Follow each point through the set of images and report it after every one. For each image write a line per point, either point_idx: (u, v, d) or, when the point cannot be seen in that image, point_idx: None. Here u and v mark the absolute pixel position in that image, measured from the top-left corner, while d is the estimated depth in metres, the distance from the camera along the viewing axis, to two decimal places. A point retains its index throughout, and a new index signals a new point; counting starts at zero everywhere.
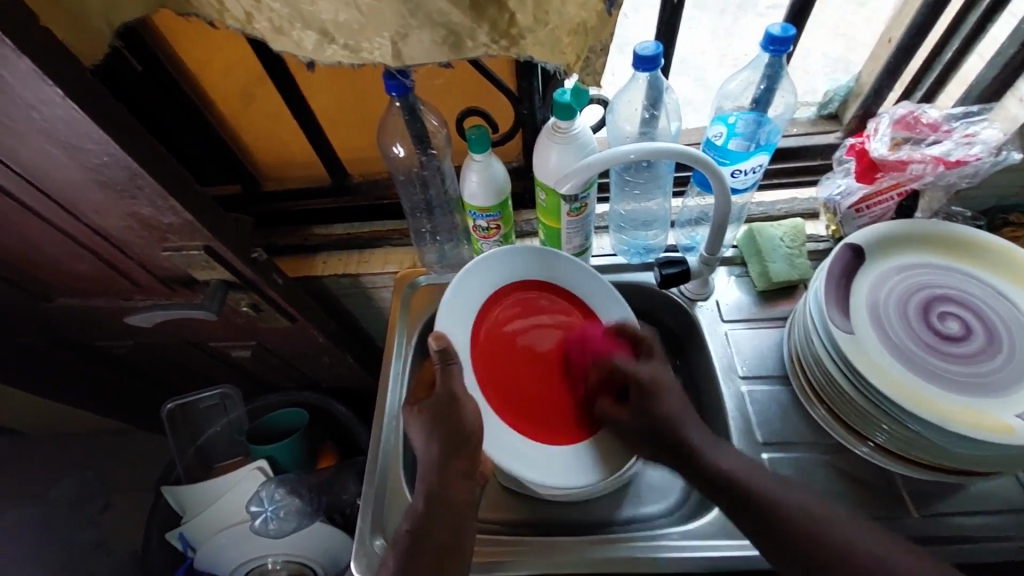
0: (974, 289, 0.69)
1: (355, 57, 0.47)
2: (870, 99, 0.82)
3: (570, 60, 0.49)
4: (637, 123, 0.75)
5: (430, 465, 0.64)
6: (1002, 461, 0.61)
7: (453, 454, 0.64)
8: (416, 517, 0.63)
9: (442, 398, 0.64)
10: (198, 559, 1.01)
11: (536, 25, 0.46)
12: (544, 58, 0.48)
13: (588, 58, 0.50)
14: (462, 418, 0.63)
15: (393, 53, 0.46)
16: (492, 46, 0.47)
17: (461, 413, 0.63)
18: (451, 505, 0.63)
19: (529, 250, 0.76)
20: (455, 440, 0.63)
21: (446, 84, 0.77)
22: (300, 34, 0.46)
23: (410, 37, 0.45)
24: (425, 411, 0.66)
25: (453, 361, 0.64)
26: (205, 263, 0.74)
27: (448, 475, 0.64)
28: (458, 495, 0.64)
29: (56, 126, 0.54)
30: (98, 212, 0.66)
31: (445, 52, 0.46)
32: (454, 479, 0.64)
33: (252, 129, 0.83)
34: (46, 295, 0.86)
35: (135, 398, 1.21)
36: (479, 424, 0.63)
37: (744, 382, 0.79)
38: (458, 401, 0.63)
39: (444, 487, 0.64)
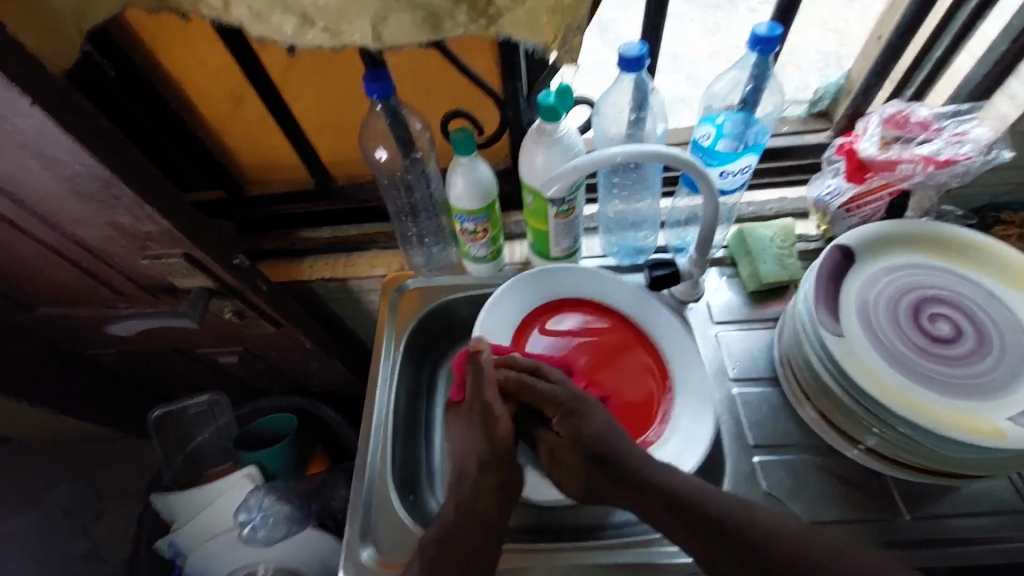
0: (965, 290, 0.68)
1: (336, 40, 0.48)
2: (860, 98, 0.81)
3: (548, 39, 0.49)
4: (623, 125, 0.74)
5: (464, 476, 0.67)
6: (992, 462, 0.60)
7: (489, 465, 0.67)
8: (445, 526, 0.64)
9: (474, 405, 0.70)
10: (188, 566, 1.00)
11: (513, 4, 0.47)
12: (525, 36, 0.49)
13: (566, 37, 0.49)
14: (496, 425, 0.68)
15: (374, 36, 0.47)
16: (471, 26, 0.48)
17: (495, 423, 0.68)
18: (475, 511, 0.64)
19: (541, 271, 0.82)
20: (494, 452, 0.67)
21: (429, 86, 0.75)
22: (280, 19, 0.46)
23: (389, 19, 0.47)
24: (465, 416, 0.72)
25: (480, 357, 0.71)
26: (186, 271, 0.73)
27: (480, 486, 0.66)
28: (487, 505, 0.65)
29: (27, 136, 0.53)
30: (76, 222, 0.65)
31: (425, 32, 0.48)
32: (484, 489, 0.66)
33: (234, 133, 0.82)
34: (28, 305, 0.85)
35: (123, 405, 1.19)
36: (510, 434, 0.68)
37: (735, 385, 0.78)
38: (491, 406, 0.69)
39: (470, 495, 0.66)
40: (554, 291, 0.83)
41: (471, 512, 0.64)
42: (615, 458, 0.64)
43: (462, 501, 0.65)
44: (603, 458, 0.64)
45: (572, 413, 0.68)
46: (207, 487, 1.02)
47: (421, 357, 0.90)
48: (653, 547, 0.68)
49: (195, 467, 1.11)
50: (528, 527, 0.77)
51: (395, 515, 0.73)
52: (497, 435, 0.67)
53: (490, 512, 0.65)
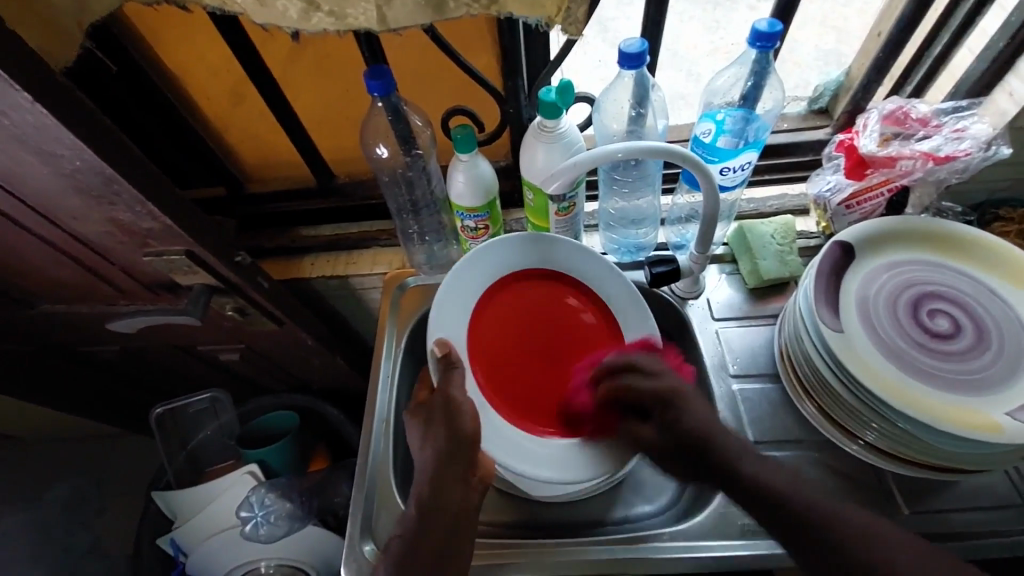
0: (965, 286, 0.69)
1: (340, 24, 0.48)
2: (859, 94, 0.81)
3: (551, 13, 0.50)
4: (624, 122, 0.74)
5: (426, 472, 0.63)
6: (989, 458, 0.61)
7: (449, 460, 0.63)
8: (406, 523, 0.62)
9: (440, 400, 0.66)
10: (189, 564, 0.99)
11: None
12: (525, 12, 0.50)
13: (569, 10, 0.50)
14: (460, 417, 0.64)
15: (377, 18, 0.48)
16: (473, 6, 0.49)
17: (459, 417, 0.64)
18: (442, 507, 0.61)
19: (523, 238, 0.77)
20: (451, 442, 0.63)
21: (429, 84, 0.76)
22: (284, 4, 0.46)
23: (393, 1, 0.47)
24: (423, 414, 0.67)
25: (455, 366, 0.67)
26: (187, 268, 0.73)
27: (443, 478, 0.62)
28: (454, 498, 0.62)
29: (26, 132, 0.53)
30: (76, 218, 0.65)
31: (428, 13, 0.48)
32: (450, 482, 0.62)
33: (236, 131, 0.82)
34: (29, 302, 0.85)
35: (125, 402, 1.20)
36: (474, 428, 0.64)
37: (736, 380, 0.78)
38: (455, 405, 0.64)
39: (438, 490, 0.62)
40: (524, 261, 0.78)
41: (433, 508, 0.61)
42: (712, 450, 0.60)
43: (433, 499, 0.61)
44: (703, 448, 0.60)
45: (668, 407, 0.64)
46: (212, 484, 1.02)
47: (422, 355, 0.90)
48: (660, 543, 0.68)
49: (196, 464, 1.11)
50: (527, 523, 0.77)
51: (396, 511, 0.73)
52: (459, 429, 0.63)
53: (459, 510, 0.61)
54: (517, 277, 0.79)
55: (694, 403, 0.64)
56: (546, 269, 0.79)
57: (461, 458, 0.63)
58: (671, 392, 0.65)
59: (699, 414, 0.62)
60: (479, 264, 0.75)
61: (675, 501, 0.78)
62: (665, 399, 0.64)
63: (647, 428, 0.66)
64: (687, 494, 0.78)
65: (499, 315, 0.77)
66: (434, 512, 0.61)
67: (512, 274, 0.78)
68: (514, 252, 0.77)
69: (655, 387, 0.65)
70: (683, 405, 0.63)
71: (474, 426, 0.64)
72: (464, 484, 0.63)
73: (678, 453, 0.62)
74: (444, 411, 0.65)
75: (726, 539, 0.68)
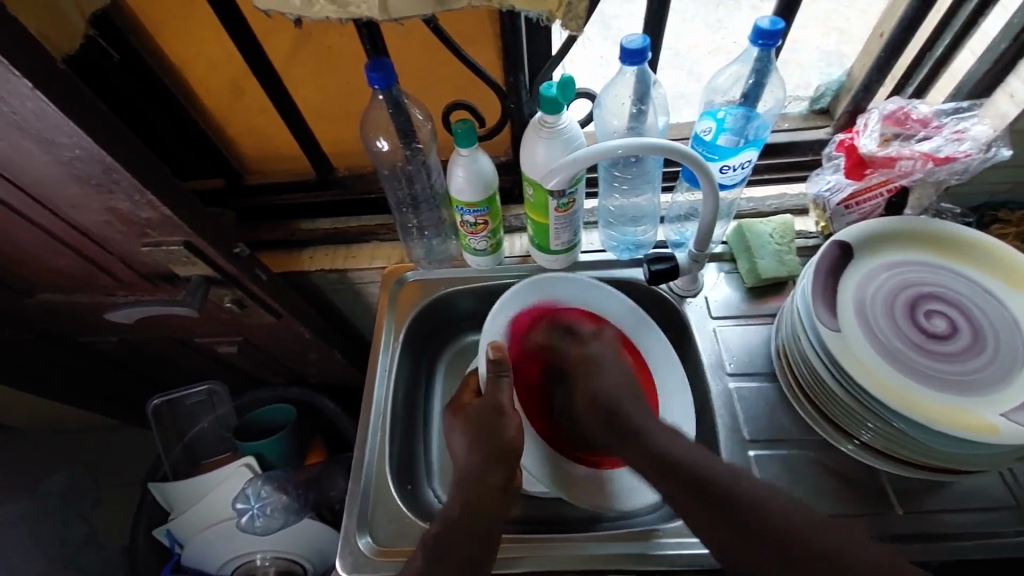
0: (962, 288, 0.69)
1: (342, 11, 0.50)
2: (860, 94, 0.81)
3: (552, 7, 0.52)
4: (625, 118, 0.74)
5: (468, 474, 0.66)
6: (984, 458, 0.61)
7: (492, 464, 0.66)
8: (446, 523, 0.63)
9: (488, 406, 0.69)
10: (185, 556, 0.99)
11: None
12: (526, 5, 0.52)
13: (570, 3, 0.51)
14: (503, 428, 0.68)
15: (379, 6, 0.50)
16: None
17: (503, 424, 0.68)
18: (484, 512, 0.64)
19: (548, 276, 0.82)
20: (496, 452, 0.67)
21: (431, 78, 0.75)
22: None
23: None
24: (470, 418, 0.70)
25: (503, 374, 0.70)
26: (185, 259, 0.73)
27: (484, 484, 0.65)
28: (492, 504, 0.64)
29: (26, 119, 0.53)
30: (76, 207, 0.65)
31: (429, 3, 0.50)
32: (490, 490, 0.65)
33: (237, 124, 0.82)
34: (28, 291, 0.85)
35: (123, 394, 1.20)
36: (518, 438, 0.68)
37: (731, 379, 0.78)
38: (503, 414, 0.68)
39: (477, 494, 0.64)
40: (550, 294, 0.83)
41: (474, 511, 0.63)
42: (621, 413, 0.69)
43: (470, 501, 0.64)
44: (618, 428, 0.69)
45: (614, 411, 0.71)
46: (208, 476, 1.02)
47: (420, 349, 0.91)
48: (649, 539, 0.69)
49: (193, 456, 1.11)
50: (522, 518, 0.78)
51: (391, 504, 0.73)
52: (502, 438, 0.67)
53: (491, 510, 0.64)
54: (541, 316, 0.83)
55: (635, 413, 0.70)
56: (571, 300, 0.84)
57: (503, 464, 0.67)
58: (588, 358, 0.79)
59: (666, 441, 0.63)
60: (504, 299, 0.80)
61: None
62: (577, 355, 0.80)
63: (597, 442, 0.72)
64: None
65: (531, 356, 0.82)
66: (471, 510, 0.63)
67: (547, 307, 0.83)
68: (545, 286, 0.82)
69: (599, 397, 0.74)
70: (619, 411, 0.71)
71: (515, 434, 0.68)
72: (501, 492, 0.65)
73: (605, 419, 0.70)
74: (489, 420, 0.68)
75: None
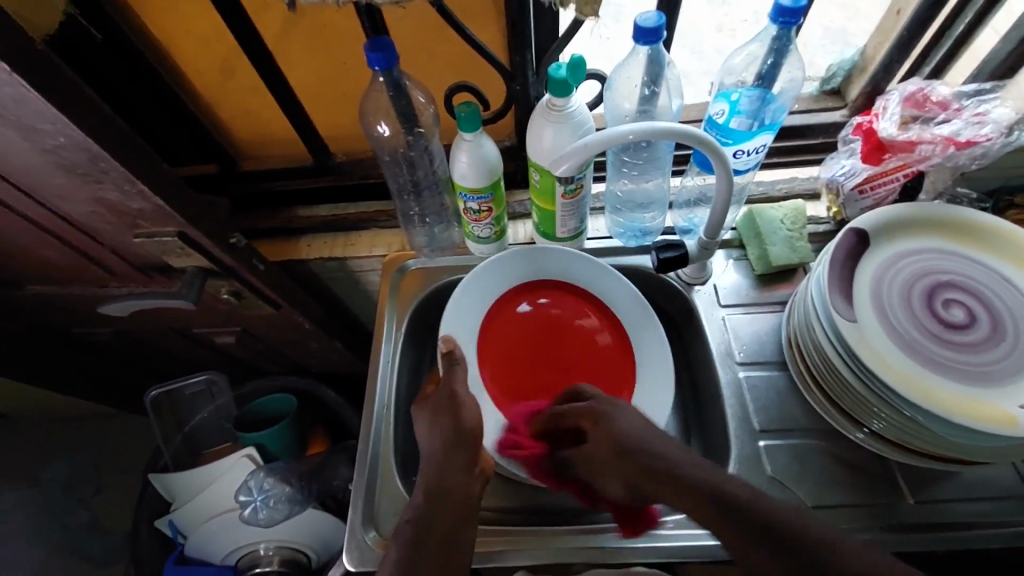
0: (981, 276, 0.67)
1: None
2: (879, 75, 0.78)
3: None
4: (636, 101, 0.71)
5: (431, 459, 0.64)
6: (1000, 450, 0.60)
7: (454, 447, 0.64)
8: (417, 510, 0.61)
9: (444, 393, 0.69)
10: (189, 546, 0.99)
11: None
12: None
13: None
14: (460, 412, 0.66)
15: None
16: None
17: (460, 411, 0.66)
18: (449, 495, 0.61)
19: (514, 252, 0.80)
20: (455, 437, 0.65)
21: (433, 59, 0.72)
22: None
23: None
24: (426, 406, 0.70)
25: (458, 361, 0.70)
26: (180, 250, 0.70)
27: (446, 466, 0.63)
28: (455, 488, 0.62)
29: (7, 106, 0.50)
30: (63, 197, 0.62)
31: None
32: (452, 471, 0.63)
33: (229, 107, 0.78)
34: (18, 283, 0.83)
35: (120, 383, 1.18)
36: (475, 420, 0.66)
37: (740, 368, 0.77)
38: (458, 401, 0.67)
39: (441, 478, 0.62)
40: (537, 271, 0.81)
41: (439, 495, 0.61)
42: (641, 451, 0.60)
43: (437, 484, 0.62)
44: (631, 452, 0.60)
45: (600, 419, 0.65)
46: (207, 469, 1.02)
47: (422, 339, 0.89)
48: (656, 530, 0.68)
49: (194, 447, 1.10)
50: (531, 508, 0.77)
51: (398, 497, 0.72)
52: (463, 421, 0.66)
53: (457, 495, 0.62)
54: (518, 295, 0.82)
55: (622, 412, 0.64)
56: (553, 278, 0.82)
57: (461, 446, 0.64)
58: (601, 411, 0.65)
59: (623, 419, 0.63)
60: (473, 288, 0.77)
61: None
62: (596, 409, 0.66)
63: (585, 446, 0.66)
64: None
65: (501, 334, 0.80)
66: (440, 496, 0.61)
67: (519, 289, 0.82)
68: (507, 270, 0.80)
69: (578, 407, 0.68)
70: (609, 413, 0.64)
71: (473, 417, 0.67)
72: (467, 475, 0.64)
73: (619, 461, 0.61)
74: (449, 404, 0.67)
75: None
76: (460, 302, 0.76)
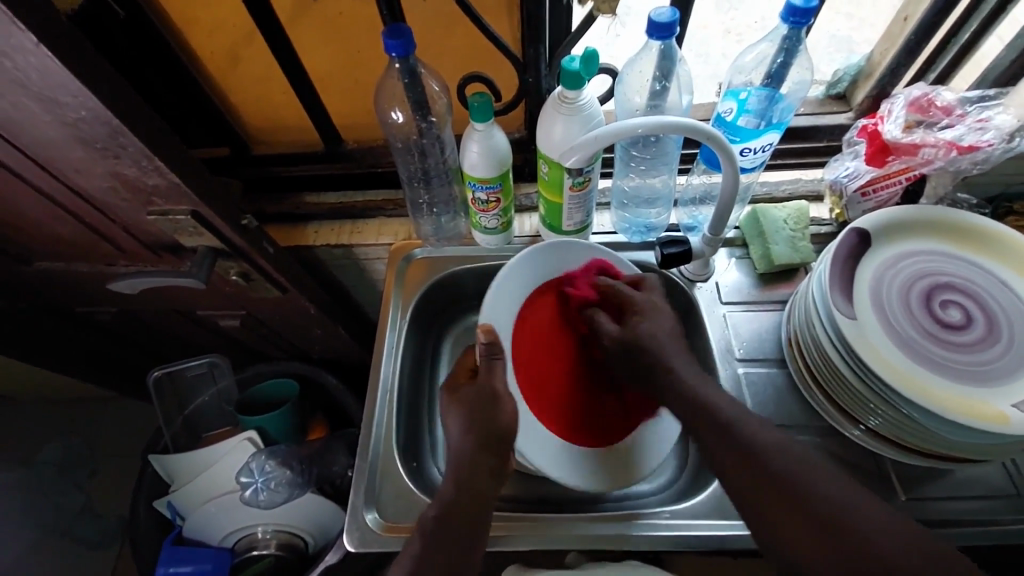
0: (979, 279, 0.68)
1: None
2: (885, 79, 0.79)
3: None
4: (646, 96, 0.72)
5: (461, 457, 0.63)
6: (992, 449, 0.62)
7: (488, 446, 0.64)
8: (443, 505, 0.61)
9: (483, 391, 0.66)
10: (187, 527, 1.00)
11: None
12: None
13: None
14: (500, 413, 0.65)
15: None
16: None
17: (499, 410, 0.65)
18: (475, 491, 0.62)
19: (543, 247, 0.76)
20: (490, 436, 0.64)
21: (446, 48, 0.73)
22: None
23: None
24: (461, 401, 0.68)
25: (497, 356, 0.68)
26: (193, 229, 0.70)
27: (477, 467, 0.63)
28: (484, 488, 0.62)
29: (29, 76, 0.50)
30: (79, 172, 0.63)
31: None
32: (483, 472, 0.63)
33: (243, 91, 0.79)
34: (26, 258, 0.83)
35: (122, 364, 1.19)
36: (512, 424, 0.65)
37: (740, 364, 0.78)
38: (497, 399, 0.66)
39: (470, 475, 0.62)
40: (573, 267, 0.78)
41: (462, 488, 0.62)
42: (655, 357, 0.65)
43: (462, 479, 0.62)
44: (647, 364, 0.65)
45: (638, 312, 0.69)
46: (210, 450, 1.02)
47: (427, 327, 0.90)
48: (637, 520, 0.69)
49: (193, 429, 1.11)
50: (526, 497, 0.79)
51: (399, 481, 0.73)
52: (499, 421, 0.65)
53: (483, 494, 0.62)
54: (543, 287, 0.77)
55: (663, 315, 0.69)
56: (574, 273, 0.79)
57: (495, 449, 0.64)
58: (638, 337, 0.66)
59: (659, 326, 0.67)
60: (512, 276, 0.72)
61: (672, 482, 0.79)
62: (641, 306, 0.69)
63: (614, 326, 0.70)
64: (684, 474, 0.79)
65: (535, 324, 0.75)
66: (464, 490, 0.61)
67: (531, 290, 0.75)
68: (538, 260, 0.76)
69: (624, 292, 0.71)
70: (652, 315, 0.68)
71: (512, 419, 0.66)
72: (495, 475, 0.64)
73: (629, 351, 0.67)
74: (485, 404, 0.65)
75: (722, 518, 0.69)
76: (500, 290, 0.71)
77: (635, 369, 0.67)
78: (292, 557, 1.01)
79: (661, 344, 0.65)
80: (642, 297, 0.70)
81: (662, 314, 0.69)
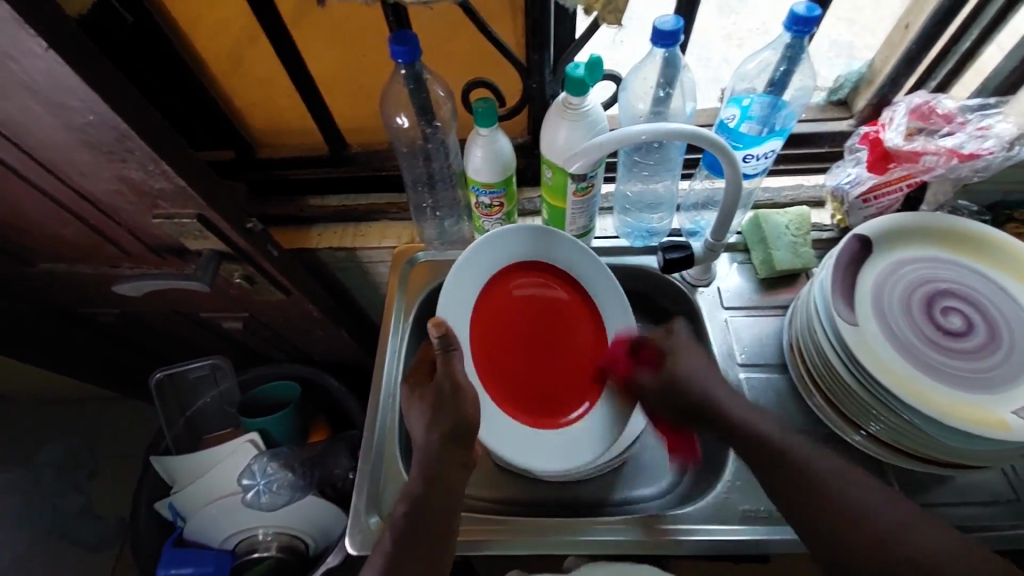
0: (979, 285, 0.69)
1: None
2: (886, 86, 0.80)
3: None
4: (650, 103, 0.72)
5: (430, 451, 0.64)
6: (993, 455, 0.62)
7: (455, 441, 0.64)
8: (412, 501, 0.62)
9: (443, 384, 0.64)
10: (187, 529, 0.99)
11: None
12: None
13: None
14: (464, 404, 0.64)
15: None
16: None
17: (463, 402, 0.64)
18: (443, 488, 0.63)
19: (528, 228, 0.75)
20: (457, 429, 0.64)
21: (451, 54, 0.74)
22: None
23: None
24: (425, 398, 0.66)
25: (454, 348, 0.64)
26: (198, 233, 0.71)
27: (445, 460, 0.64)
28: (455, 482, 0.64)
29: (37, 81, 0.51)
30: (86, 175, 0.63)
31: None
32: (451, 466, 0.64)
33: (249, 94, 0.80)
34: (30, 260, 0.83)
35: (124, 366, 1.19)
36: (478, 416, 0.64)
37: (741, 369, 0.79)
38: (459, 390, 0.64)
39: (438, 471, 0.63)
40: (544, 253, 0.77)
41: (436, 484, 0.63)
42: (712, 409, 0.67)
43: (431, 474, 0.63)
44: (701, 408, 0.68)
45: (670, 355, 0.71)
46: (211, 452, 1.01)
47: (429, 331, 0.90)
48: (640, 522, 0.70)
49: (195, 431, 1.11)
50: (529, 501, 0.78)
51: (401, 484, 0.73)
52: (465, 415, 0.63)
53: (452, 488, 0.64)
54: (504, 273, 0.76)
55: (689, 353, 0.71)
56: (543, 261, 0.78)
57: (461, 443, 0.64)
58: (679, 379, 0.69)
59: (688, 362, 0.70)
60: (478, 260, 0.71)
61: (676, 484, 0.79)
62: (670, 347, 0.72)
63: (648, 378, 0.73)
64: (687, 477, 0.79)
65: (493, 311, 0.74)
66: (436, 488, 0.63)
67: (510, 265, 0.76)
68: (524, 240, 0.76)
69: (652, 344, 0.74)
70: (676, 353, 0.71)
71: (477, 411, 0.64)
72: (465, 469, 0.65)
73: (674, 401, 0.70)
74: (451, 394, 0.64)
75: (725, 523, 0.69)
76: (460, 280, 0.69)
77: (674, 407, 0.70)
78: (292, 560, 1.01)
79: (703, 386, 0.68)
80: (672, 339, 0.72)
81: (696, 350, 0.71)
